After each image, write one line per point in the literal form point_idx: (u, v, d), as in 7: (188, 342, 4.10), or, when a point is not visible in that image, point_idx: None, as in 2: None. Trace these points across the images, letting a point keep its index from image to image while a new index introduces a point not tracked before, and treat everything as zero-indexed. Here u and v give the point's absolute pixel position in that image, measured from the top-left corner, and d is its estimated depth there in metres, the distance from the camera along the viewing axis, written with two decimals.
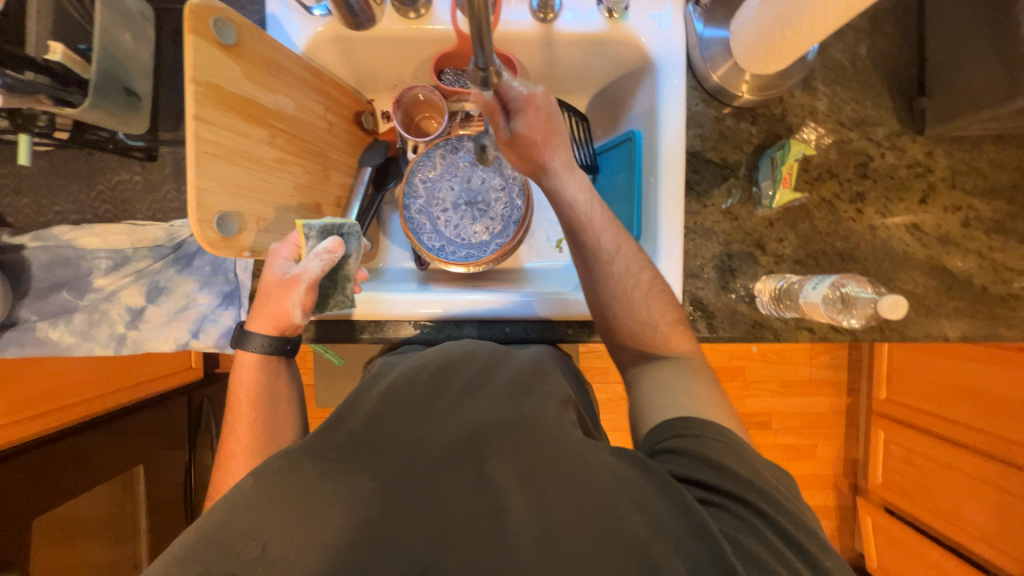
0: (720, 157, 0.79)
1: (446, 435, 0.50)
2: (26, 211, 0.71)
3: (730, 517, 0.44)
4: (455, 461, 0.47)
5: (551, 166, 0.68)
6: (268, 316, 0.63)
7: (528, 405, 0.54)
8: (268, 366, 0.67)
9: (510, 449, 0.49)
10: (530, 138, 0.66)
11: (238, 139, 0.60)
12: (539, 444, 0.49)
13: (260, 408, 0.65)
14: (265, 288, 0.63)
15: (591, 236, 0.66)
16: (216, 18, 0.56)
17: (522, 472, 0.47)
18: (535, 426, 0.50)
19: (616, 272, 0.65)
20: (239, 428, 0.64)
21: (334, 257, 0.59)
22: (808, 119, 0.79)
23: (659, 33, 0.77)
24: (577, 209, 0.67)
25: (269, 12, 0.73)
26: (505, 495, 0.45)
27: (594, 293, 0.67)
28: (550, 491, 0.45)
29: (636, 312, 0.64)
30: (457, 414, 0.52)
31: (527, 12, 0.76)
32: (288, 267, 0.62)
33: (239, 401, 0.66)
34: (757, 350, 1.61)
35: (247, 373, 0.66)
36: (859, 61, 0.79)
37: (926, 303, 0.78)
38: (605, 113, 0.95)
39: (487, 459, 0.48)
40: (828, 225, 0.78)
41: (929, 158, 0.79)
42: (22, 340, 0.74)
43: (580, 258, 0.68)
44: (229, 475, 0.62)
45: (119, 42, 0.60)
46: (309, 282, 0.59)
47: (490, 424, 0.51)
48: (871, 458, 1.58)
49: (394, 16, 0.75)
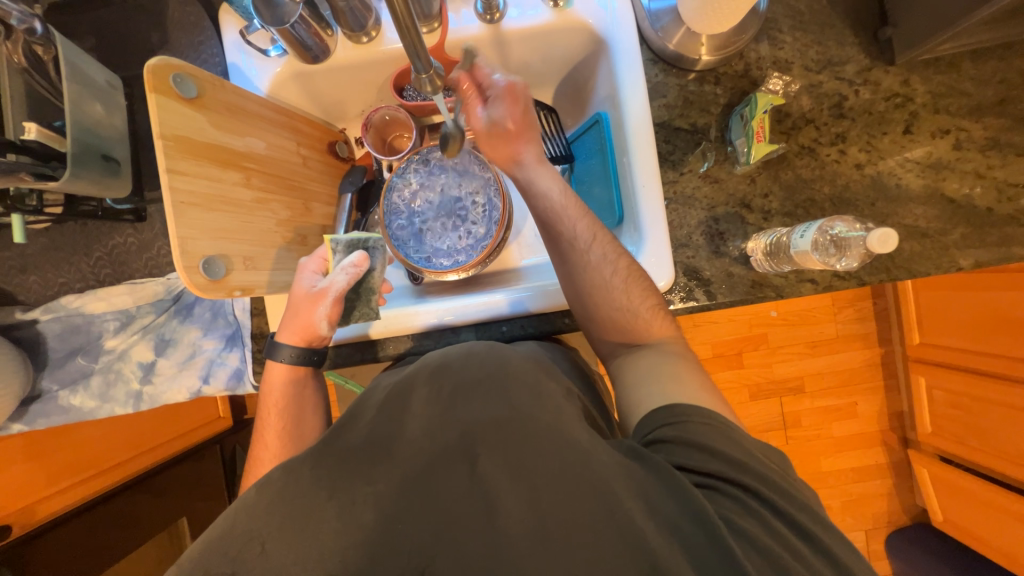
0: (689, 124, 0.78)
1: (439, 437, 0.50)
2: (35, 287, 0.75)
3: (724, 499, 0.45)
4: (449, 462, 0.48)
5: (523, 158, 0.69)
6: (297, 328, 0.66)
7: (521, 399, 0.52)
8: (298, 377, 0.68)
9: (501, 443, 0.48)
10: (505, 127, 0.68)
11: (214, 184, 0.62)
12: (529, 437, 0.48)
13: (288, 418, 0.66)
14: (292, 301, 0.66)
15: (567, 225, 0.65)
16: (176, 74, 0.58)
17: (512, 468, 0.47)
18: (526, 421, 0.50)
19: (594, 261, 0.64)
20: (267, 437, 0.66)
21: (360, 271, 0.65)
22: (773, 70, 0.77)
23: (606, 13, 0.77)
24: (551, 198, 0.67)
25: (230, 62, 0.76)
26: (496, 494, 0.46)
27: (573, 284, 0.66)
28: (540, 484, 0.46)
29: (616, 299, 0.63)
30: (449, 414, 0.52)
31: (474, 16, 0.78)
32: (314, 281, 0.66)
33: (267, 410, 0.67)
34: (775, 314, 1.57)
35: (276, 383, 0.67)
36: (815, 3, 0.78)
37: (931, 235, 0.75)
38: (572, 100, 0.95)
39: (478, 457, 0.48)
40: (812, 171, 0.76)
41: (906, 87, 0.76)
42: (46, 409, 0.79)
43: (556, 248, 0.66)
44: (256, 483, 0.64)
45: (91, 114, 0.64)
46: (337, 294, 0.64)
47: (480, 419, 0.51)
48: (917, 408, 1.51)
49: (347, 44, 0.78)
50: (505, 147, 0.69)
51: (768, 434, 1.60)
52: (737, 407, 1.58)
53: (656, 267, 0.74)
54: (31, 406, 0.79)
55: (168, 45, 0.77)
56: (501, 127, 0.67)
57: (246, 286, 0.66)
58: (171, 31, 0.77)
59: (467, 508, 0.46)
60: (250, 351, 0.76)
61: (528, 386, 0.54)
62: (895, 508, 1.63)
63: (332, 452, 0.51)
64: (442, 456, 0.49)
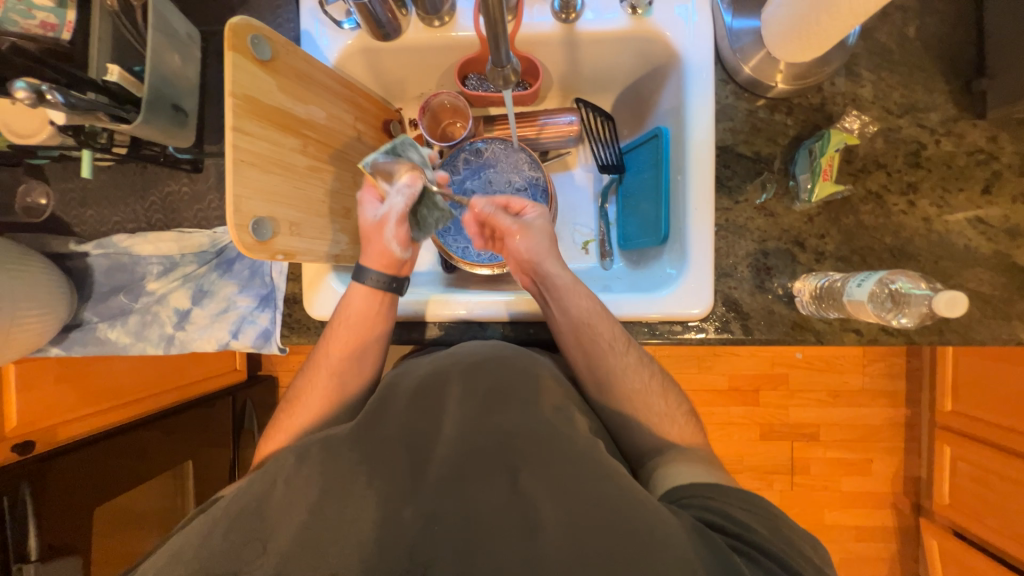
0: (752, 151, 0.76)
1: (476, 440, 0.51)
2: (91, 221, 0.78)
3: (759, 569, 0.45)
4: (490, 472, 0.49)
5: (554, 269, 0.69)
6: (376, 257, 0.70)
7: (558, 420, 0.53)
8: (381, 305, 0.71)
9: (541, 459, 0.49)
10: (544, 227, 0.72)
11: (274, 148, 0.63)
12: (572, 459, 0.49)
13: (359, 344, 0.69)
14: (362, 233, 0.71)
15: (603, 327, 0.67)
16: (255, 36, 0.59)
17: (555, 488, 0.48)
18: (567, 446, 0.50)
19: (629, 365, 0.66)
20: (334, 352, 0.69)
21: (414, 189, 0.69)
22: (850, 107, 0.74)
23: (685, 28, 0.75)
24: (581, 309, 0.67)
25: (303, 29, 0.77)
26: (537, 508, 0.47)
27: (602, 386, 0.67)
28: (580, 508, 0.46)
29: (643, 397, 0.65)
30: (485, 418, 0.53)
31: (549, 13, 0.76)
32: (373, 210, 0.70)
33: (340, 328, 0.69)
34: (801, 356, 1.52)
35: (357, 306, 0.69)
36: (907, 43, 0.74)
37: (994, 303, 0.71)
38: (631, 111, 0.93)
39: (520, 472, 0.49)
40: (875, 219, 0.73)
41: (993, 144, 0.72)
42: (85, 339, 0.82)
43: (589, 349, 0.67)
44: (310, 389, 0.68)
45: (169, 64, 0.66)
46: (400, 214, 0.69)
47: (521, 430, 0.52)
48: (937, 477, 1.45)
49: (419, 26, 0.78)
50: (544, 243, 0.70)
51: (775, 477, 1.55)
52: (746, 445, 1.54)
53: (694, 293, 0.73)
54: (71, 333, 0.82)
55: (247, 4, 0.79)
56: (541, 228, 0.71)
57: (288, 251, 0.66)
58: None
59: (484, 507, 0.47)
60: (281, 314, 0.77)
61: (563, 410, 0.55)
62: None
63: (367, 435, 0.53)
64: (482, 459, 0.50)
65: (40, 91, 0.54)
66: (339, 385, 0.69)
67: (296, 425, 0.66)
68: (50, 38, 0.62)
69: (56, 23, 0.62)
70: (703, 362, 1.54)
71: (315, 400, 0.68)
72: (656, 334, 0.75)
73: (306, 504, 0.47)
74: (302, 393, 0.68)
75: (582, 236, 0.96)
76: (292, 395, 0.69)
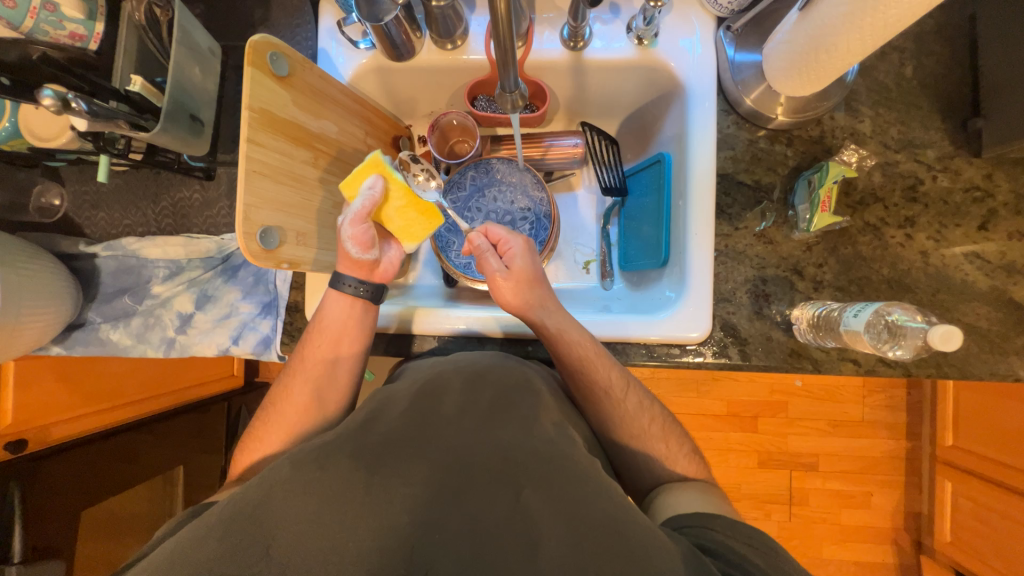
0: (753, 179, 0.77)
1: (475, 453, 0.50)
2: (102, 223, 0.80)
3: None
4: (494, 487, 0.48)
5: (545, 306, 0.69)
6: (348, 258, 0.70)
7: (563, 441, 0.53)
8: (356, 318, 0.71)
9: (546, 474, 0.49)
10: (531, 273, 0.70)
11: (286, 160, 0.65)
12: (577, 480, 0.49)
13: (336, 353, 0.70)
14: None
15: (600, 374, 0.66)
16: (273, 53, 0.62)
17: (558, 506, 0.47)
18: (569, 464, 0.50)
19: (629, 415, 0.66)
20: (312, 367, 0.69)
21: (371, 193, 0.66)
22: (849, 141, 0.76)
23: (688, 59, 0.77)
24: (580, 345, 0.67)
25: (320, 47, 0.80)
26: (539, 526, 0.46)
27: (610, 424, 0.67)
28: (582, 526, 0.45)
29: (641, 426, 0.66)
30: (491, 432, 0.53)
31: (558, 40, 0.79)
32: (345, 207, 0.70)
33: (319, 330, 0.70)
34: (800, 384, 1.51)
35: (333, 306, 0.70)
36: (905, 82, 0.76)
37: (992, 338, 0.71)
38: (635, 136, 0.95)
39: (521, 488, 0.48)
40: (873, 250, 0.74)
41: (988, 181, 0.73)
42: (87, 339, 0.82)
43: (586, 393, 0.67)
44: (287, 400, 0.68)
45: (190, 76, 0.68)
46: (355, 213, 0.67)
47: (524, 445, 0.51)
48: (939, 513, 1.42)
49: (432, 48, 0.81)
50: (529, 292, 0.69)
51: (772, 507, 1.52)
52: (744, 472, 1.52)
53: (693, 317, 0.73)
54: (74, 333, 0.83)
55: (268, 22, 0.82)
56: (525, 276, 0.70)
57: (293, 260, 0.67)
58: (274, 10, 0.82)
59: (481, 515, 0.46)
60: (283, 322, 0.78)
61: (563, 429, 0.56)
62: None
63: (368, 445, 0.51)
64: (484, 473, 0.49)
65: (66, 100, 0.55)
66: (315, 389, 0.69)
67: (279, 429, 0.66)
68: (77, 48, 0.64)
69: (85, 34, 0.64)
70: (701, 386, 1.53)
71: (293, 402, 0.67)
72: (654, 356, 0.76)
73: (303, 512, 0.46)
74: (278, 403, 0.68)
75: (583, 255, 0.98)
76: (271, 405, 0.69)
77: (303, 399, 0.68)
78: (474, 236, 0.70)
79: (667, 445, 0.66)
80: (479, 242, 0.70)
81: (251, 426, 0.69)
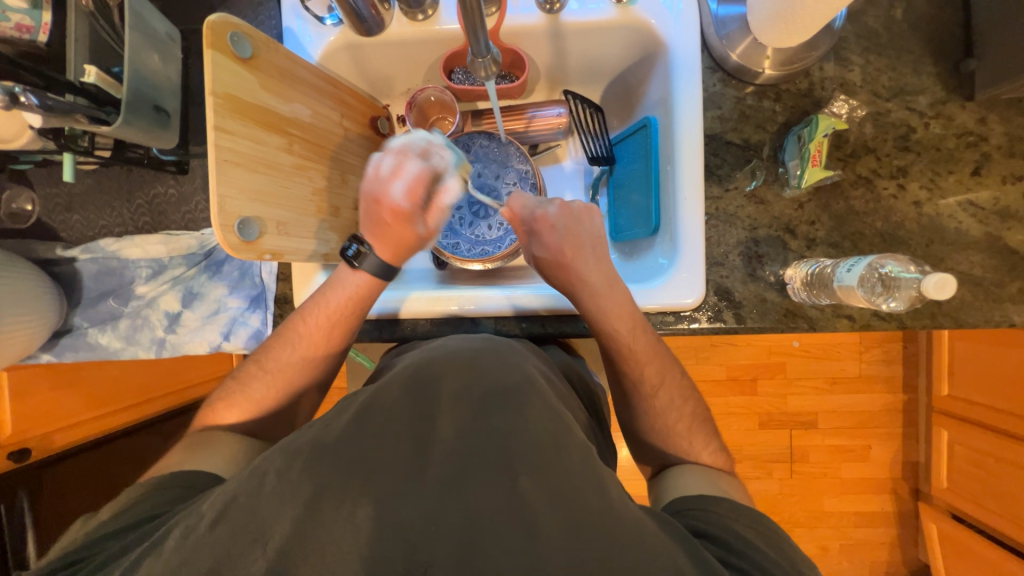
0: (741, 139, 0.75)
1: (467, 440, 0.48)
2: (77, 226, 0.78)
3: None
4: (491, 473, 0.46)
5: (574, 291, 0.70)
6: (390, 236, 0.68)
7: (560, 431, 0.50)
8: (368, 293, 0.70)
9: (542, 460, 0.47)
10: (553, 258, 0.70)
11: (258, 147, 0.63)
12: (573, 471, 0.47)
13: (333, 331, 0.68)
14: (381, 213, 0.67)
15: (634, 366, 0.67)
16: (234, 33, 0.59)
17: (556, 495, 0.45)
18: (565, 455, 0.48)
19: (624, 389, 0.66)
20: (310, 331, 0.68)
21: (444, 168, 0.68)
22: (839, 92, 0.74)
23: (670, 15, 0.74)
24: (614, 341, 0.67)
25: (286, 26, 0.76)
26: (538, 515, 0.44)
27: None
28: (580, 513, 0.44)
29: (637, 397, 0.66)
30: (481, 420, 0.50)
31: (534, 4, 0.76)
32: (400, 188, 0.66)
33: (326, 303, 0.68)
34: (798, 345, 1.52)
35: (348, 283, 0.68)
36: (895, 26, 0.73)
37: (985, 285, 0.71)
38: (620, 102, 0.92)
39: (519, 475, 0.46)
40: (866, 204, 0.73)
41: (982, 125, 0.71)
42: (76, 344, 0.81)
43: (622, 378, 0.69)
44: (269, 356, 0.67)
45: (148, 64, 0.65)
46: (438, 200, 0.69)
47: (520, 433, 0.48)
48: (935, 460, 1.46)
49: (403, 20, 0.77)
50: (555, 275, 0.71)
51: (773, 466, 1.55)
52: (745, 433, 1.54)
53: (686, 283, 0.72)
54: (62, 339, 0.82)
55: (228, 2, 0.77)
56: (546, 261, 0.71)
57: (276, 250, 0.66)
58: None
59: (477, 503, 0.45)
60: (273, 314, 0.77)
61: (560, 415, 0.53)
62: (897, 560, 1.58)
63: (362, 431, 0.49)
64: (481, 463, 0.46)
65: (13, 94, 0.53)
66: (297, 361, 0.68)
67: (269, 388, 0.66)
68: (26, 41, 0.60)
69: (32, 25, 0.60)
70: (700, 353, 1.54)
71: (274, 359, 0.67)
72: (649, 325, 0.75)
73: (300, 499, 0.45)
74: (270, 357, 0.68)
75: None
76: (255, 371, 0.67)
77: (285, 362, 0.67)
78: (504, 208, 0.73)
79: (664, 417, 0.66)
80: (511, 216, 0.73)
81: (238, 371, 0.68)
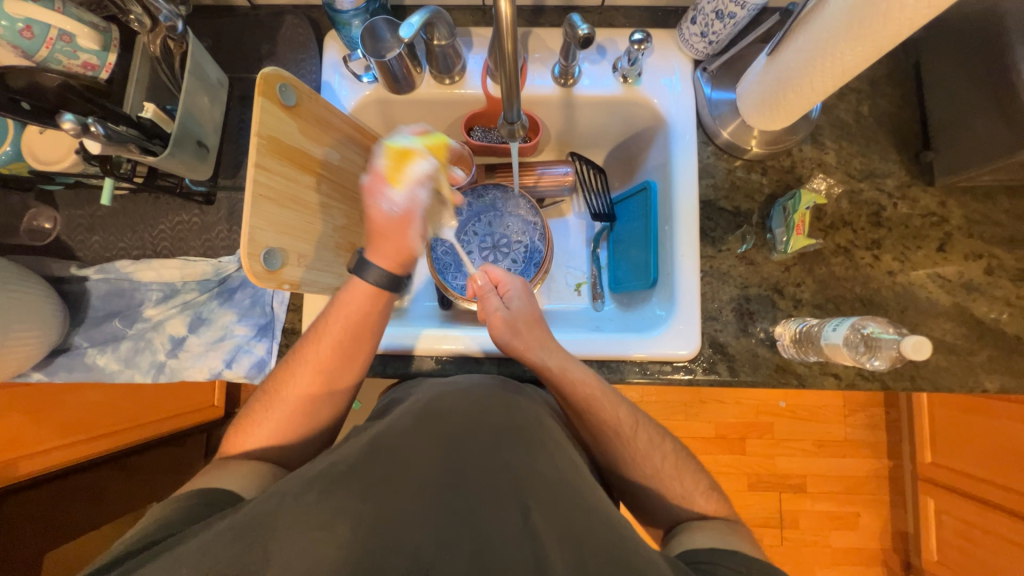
0: (733, 206, 0.83)
1: (479, 474, 0.49)
2: (95, 247, 0.79)
3: None
4: (503, 507, 0.47)
5: (548, 341, 0.70)
6: (389, 248, 0.69)
7: (568, 472, 0.51)
8: (379, 307, 0.70)
9: (551, 496, 0.48)
10: (530, 311, 0.73)
11: (290, 184, 0.67)
12: (581, 507, 0.47)
13: (345, 348, 0.68)
14: (378, 227, 0.69)
15: (605, 412, 0.66)
16: (282, 84, 0.65)
17: (564, 532, 0.45)
18: (574, 493, 0.49)
19: (626, 437, 0.66)
20: (321, 348, 0.67)
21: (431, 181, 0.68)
22: (817, 171, 0.83)
23: (670, 96, 0.84)
24: (588, 384, 0.67)
25: (324, 80, 0.84)
26: (546, 552, 0.43)
27: (607, 445, 0.68)
28: (588, 551, 0.44)
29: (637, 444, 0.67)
30: (493, 456, 0.51)
31: (550, 78, 0.85)
32: (390, 204, 0.67)
33: (335, 318, 0.68)
34: (785, 405, 1.55)
35: (358, 297, 0.68)
36: (862, 119, 0.84)
37: (957, 352, 0.76)
38: (621, 165, 1.00)
39: (530, 510, 0.46)
40: (845, 271, 0.79)
41: (943, 208, 0.80)
42: (71, 364, 0.80)
43: (592, 430, 0.68)
44: (289, 382, 0.67)
45: (198, 104, 0.71)
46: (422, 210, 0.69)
47: (532, 470, 0.50)
48: (923, 531, 1.45)
49: (431, 83, 0.85)
50: (532, 329, 0.71)
51: (763, 531, 1.52)
52: (735, 494, 1.52)
53: (683, 334, 0.76)
54: (57, 358, 0.81)
55: (274, 56, 0.85)
56: (525, 314, 0.72)
57: (295, 281, 0.68)
58: (279, 44, 0.86)
59: (483, 540, 0.44)
60: (279, 344, 0.78)
61: (566, 455, 0.55)
62: None
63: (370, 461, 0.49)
64: (491, 498, 0.47)
65: (85, 124, 0.56)
66: (318, 388, 0.67)
67: (263, 424, 0.66)
68: (89, 77, 0.66)
69: (97, 64, 0.66)
70: (689, 409, 1.55)
71: (296, 387, 0.67)
72: (647, 374, 0.78)
73: (301, 530, 0.44)
74: (286, 381, 0.67)
75: (575, 278, 1.01)
76: (271, 397, 0.67)
77: (306, 388, 0.67)
78: (477, 275, 0.78)
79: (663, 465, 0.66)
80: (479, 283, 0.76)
81: (253, 393, 0.69)
